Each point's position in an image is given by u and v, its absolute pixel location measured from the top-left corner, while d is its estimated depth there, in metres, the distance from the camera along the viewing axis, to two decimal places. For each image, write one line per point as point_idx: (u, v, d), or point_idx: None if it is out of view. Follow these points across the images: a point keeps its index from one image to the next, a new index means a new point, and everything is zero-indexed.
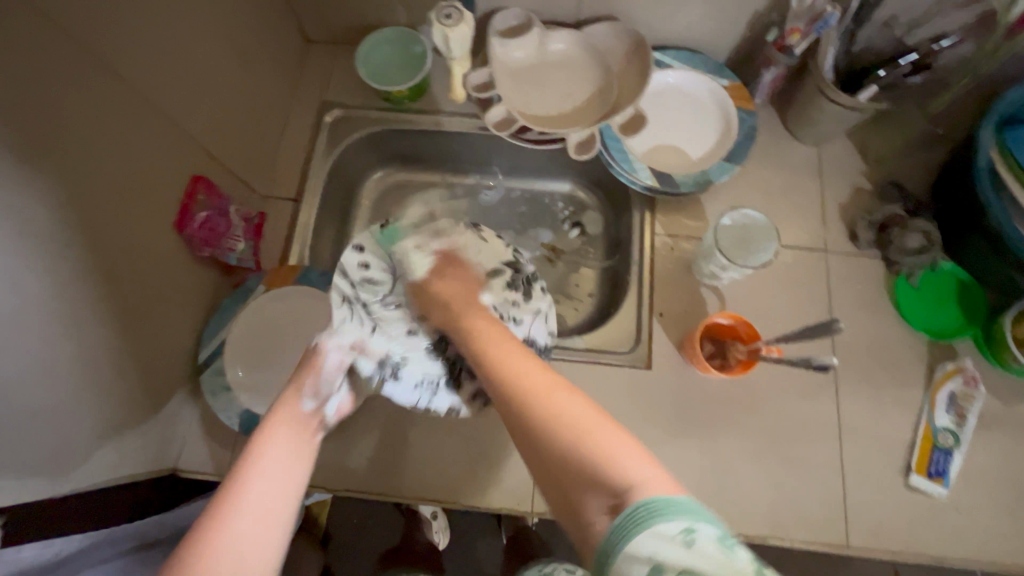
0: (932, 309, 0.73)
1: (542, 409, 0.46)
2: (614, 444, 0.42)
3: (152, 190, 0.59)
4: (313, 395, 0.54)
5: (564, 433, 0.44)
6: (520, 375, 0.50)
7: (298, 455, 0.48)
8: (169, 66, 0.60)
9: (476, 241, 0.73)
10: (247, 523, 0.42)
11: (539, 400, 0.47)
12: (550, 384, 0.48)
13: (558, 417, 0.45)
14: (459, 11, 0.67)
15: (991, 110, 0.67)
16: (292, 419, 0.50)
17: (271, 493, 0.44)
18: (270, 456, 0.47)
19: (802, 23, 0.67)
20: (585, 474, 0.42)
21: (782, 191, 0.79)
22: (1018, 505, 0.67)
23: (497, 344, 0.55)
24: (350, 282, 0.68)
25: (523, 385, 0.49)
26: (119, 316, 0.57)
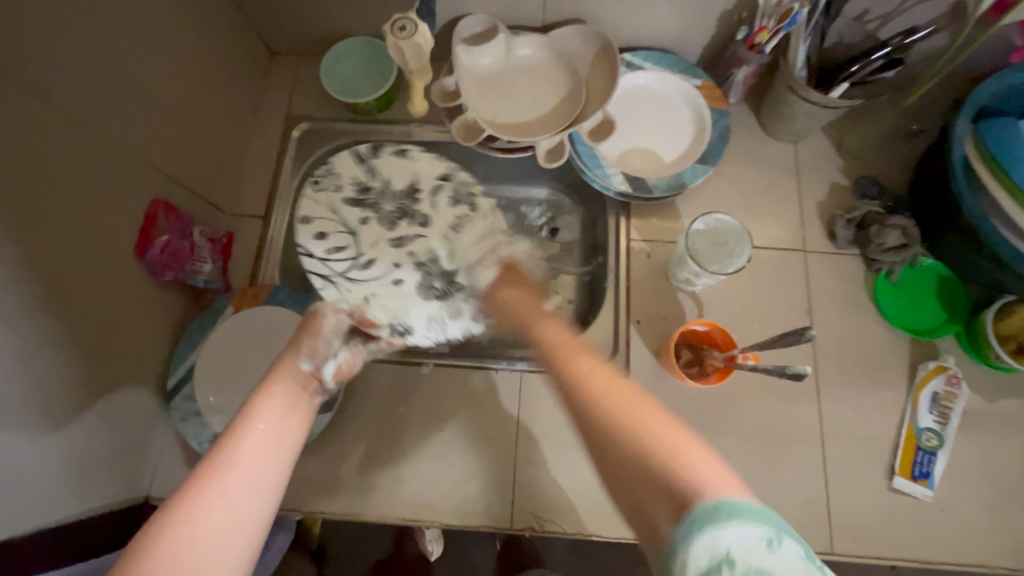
0: (912, 307, 0.72)
1: (614, 428, 0.42)
2: (683, 442, 0.39)
3: (111, 218, 0.58)
4: (309, 356, 0.57)
5: (625, 437, 0.41)
6: (592, 378, 0.48)
7: (289, 415, 0.49)
8: (125, 92, 0.59)
9: (402, 162, 0.79)
10: (240, 479, 0.42)
11: (607, 407, 0.44)
12: (618, 393, 0.46)
13: (631, 416, 0.42)
14: (414, 21, 0.66)
15: (965, 103, 0.66)
16: (287, 381, 0.52)
17: (257, 456, 0.44)
18: (265, 415, 0.48)
19: (771, 22, 0.65)
20: (653, 474, 0.38)
21: (759, 191, 0.78)
22: (1005, 504, 0.66)
23: (577, 349, 0.54)
24: (320, 258, 0.74)
25: (609, 395, 0.45)
26: (77, 349, 0.56)
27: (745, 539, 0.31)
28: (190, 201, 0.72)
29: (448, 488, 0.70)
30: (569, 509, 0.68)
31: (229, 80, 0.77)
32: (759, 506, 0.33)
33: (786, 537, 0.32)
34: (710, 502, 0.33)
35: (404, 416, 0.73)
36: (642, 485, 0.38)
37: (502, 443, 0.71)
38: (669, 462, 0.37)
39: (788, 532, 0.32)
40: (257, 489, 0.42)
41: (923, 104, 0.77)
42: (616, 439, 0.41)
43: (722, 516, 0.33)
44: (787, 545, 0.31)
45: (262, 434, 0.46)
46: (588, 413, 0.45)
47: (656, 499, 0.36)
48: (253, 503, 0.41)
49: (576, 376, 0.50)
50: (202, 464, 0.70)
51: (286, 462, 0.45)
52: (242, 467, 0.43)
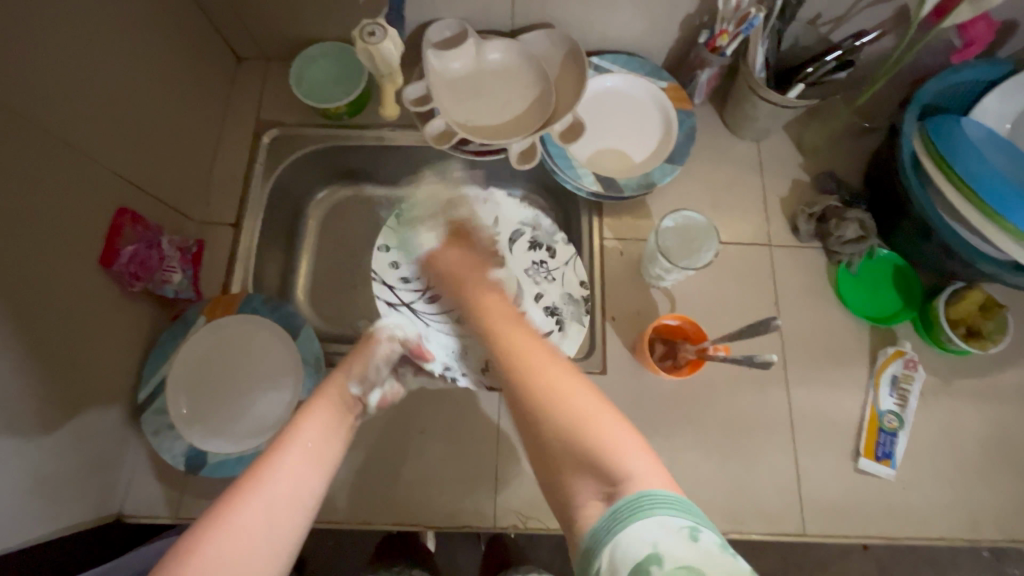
0: (870, 295, 0.76)
1: (554, 418, 0.46)
2: (616, 436, 0.44)
3: (73, 228, 0.56)
4: (358, 381, 0.60)
5: (563, 416, 0.46)
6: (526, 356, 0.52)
7: (333, 430, 0.53)
8: (84, 98, 0.57)
9: (485, 207, 0.82)
10: (281, 490, 0.45)
11: (549, 386, 0.48)
12: (559, 375, 0.50)
13: (565, 403, 0.47)
14: (382, 27, 0.66)
15: (914, 100, 0.70)
16: (333, 400, 0.55)
17: (300, 476, 0.47)
18: (310, 432, 0.51)
19: (731, 25, 0.68)
20: (581, 461, 0.43)
21: (725, 188, 0.80)
22: (959, 478, 0.69)
23: (521, 335, 0.56)
24: (388, 286, 0.78)
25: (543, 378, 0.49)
26: (40, 364, 0.53)
27: (665, 529, 0.36)
28: (157, 210, 0.70)
29: (432, 489, 0.70)
30: (551, 506, 0.69)
31: (195, 87, 0.76)
32: (674, 496, 0.39)
33: (704, 528, 0.36)
34: (634, 494, 0.39)
35: (385, 420, 0.72)
36: (574, 466, 0.44)
37: (484, 443, 0.72)
38: (606, 454, 0.42)
39: (706, 525, 0.37)
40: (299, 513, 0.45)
41: (874, 103, 0.81)
42: (557, 422, 0.46)
43: (643, 508, 0.38)
44: (706, 536, 0.36)
45: (302, 457, 0.49)
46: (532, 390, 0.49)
47: (583, 478, 0.43)
48: (288, 516, 0.44)
49: (518, 355, 0.52)
50: (175, 480, 0.68)
51: (325, 478, 0.49)
52: (286, 486, 0.46)
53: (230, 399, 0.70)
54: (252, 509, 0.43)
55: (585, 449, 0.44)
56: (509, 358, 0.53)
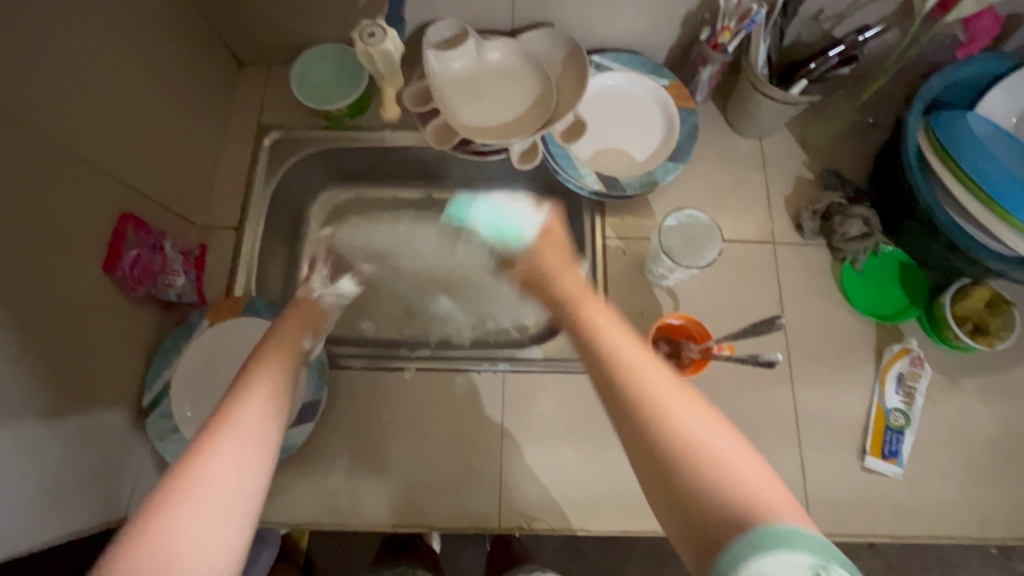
0: (876, 292, 0.75)
1: (672, 423, 0.42)
2: (739, 460, 0.39)
3: (75, 234, 0.56)
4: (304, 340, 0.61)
5: (683, 435, 0.41)
6: (643, 376, 0.46)
7: (277, 402, 0.49)
8: (82, 103, 0.57)
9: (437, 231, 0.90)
10: (239, 447, 0.43)
11: (649, 398, 0.44)
12: (680, 396, 0.44)
13: (678, 419, 0.42)
14: (383, 28, 0.66)
15: (918, 96, 0.69)
16: (272, 367, 0.52)
17: (249, 433, 0.45)
18: (256, 389, 0.49)
19: (732, 22, 0.68)
20: (705, 486, 0.38)
21: (729, 186, 0.80)
22: (966, 477, 0.69)
23: (646, 361, 0.48)
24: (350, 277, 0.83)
25: (661, 395, 0.44)
26: (43, 370, 0.53)
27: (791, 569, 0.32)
28: (159, 215, 0.70)
29: (436, 491, 0.70)
30: (556, 506, 0.69)
31: (196, 92, 0.76)
32: (808, 533, 0.34)
33: (832, 565, 0.32)
34: (755, 527, 0.34)
35: (388, 422, 0.72)
36: (704, 497, 0.37)
37: (487, 444, 0.72)
38: (722, 478, 0.38)
39: (838, 561, 0.32)
40: (239, 498, 0.41)
41: (877, 99, 0.81)
42: (664, 444, 0.41)
43: (766, 541, 0.33)
44: None
45: (251, 414, 0.46)
46: (628, 400, 0.44)
47: (716, 506, 0.37)
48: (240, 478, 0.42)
49: (628, 369, 0.47)
50: None
51: (272, 434, 0.46)
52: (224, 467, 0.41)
53: None
54: (209, 465, 0.41)
55: (699, 472, 0.39)
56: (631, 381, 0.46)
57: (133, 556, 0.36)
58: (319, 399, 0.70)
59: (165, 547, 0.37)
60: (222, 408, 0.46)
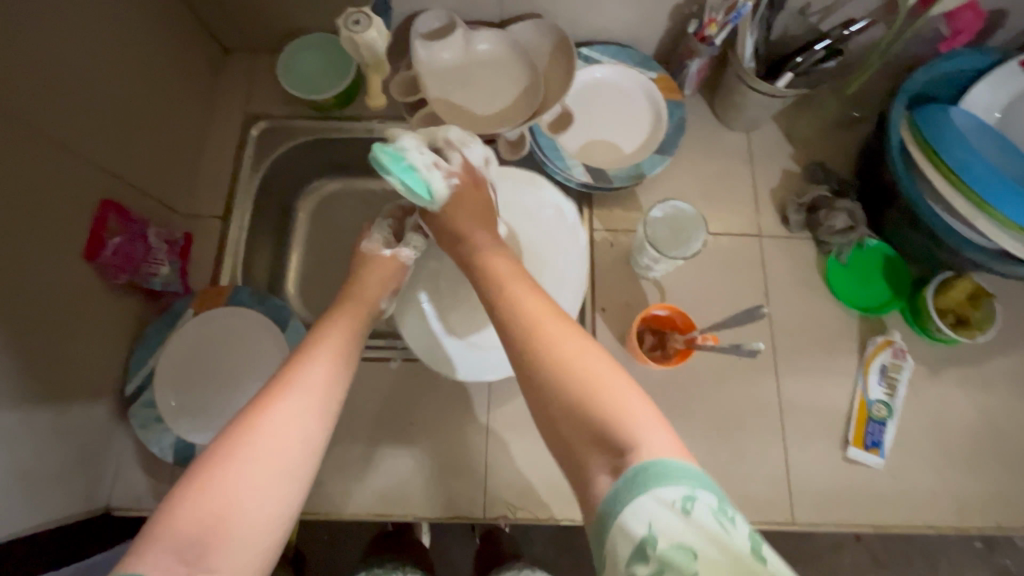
0: (859, 285, 0.76)
1: (552, 365, 0.42)
2: (622, 394, 0.39)
3: (57, 221, 0.56)
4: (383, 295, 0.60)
5: (568, 376, 0.41)
6: (533, 318, 0.45)
7: (345, 358, 0.48)
8: (65, 89, 0.56)
9: None
10: (302, 403, 0.42)
11: (537, 343, 0.43)
12: (567, 337, 0.43)
13: (562, 362, 0.42)
14: (367, 15, 0.66)
15: (902, 90, 0.70)
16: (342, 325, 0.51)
17: (314, 387, 0.44)
18: (323, 347, 0.47)
19: (719, 14, 0.68)
20: (585, 425, 0.39)
21: (715, 179, 0.80)
22: (947, 468, 0.70)
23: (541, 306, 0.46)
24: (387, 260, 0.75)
25: (546, 338, 0.43)
26: (22, 357, 0.53)
27: (662, 504, 0.33)
28: (143, 204, 0.70)
29: (422, 481, 0.70)
30: (541, 496, 0.69)
31: (182, 80, 0.75)
32: (684, 464, 0.35)
33: (699, 495, 0.33)
34: (630, 468, 0.35)
35: (374, 412, 0.72)
36: (579, 437, 0.39)
37: (473, 435, 0.72)
38: (615, 419, 0.38)
39: (706, 489, 0.34)
40: (301, 445, 0.41)
41: (863, 94, 0.81)
42: (554, 392, 0.41)
43: (640, 484, 0.34)
44: (701, 502, 0.33)
45: (320, 369, 0.45)
46: (520, 348, 0.44)
47: (591, 446, 0.38)
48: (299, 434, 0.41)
49: (520, 316, 0.46)
50: (165, 473, 0.69)
51: (339, 394, 0.45)
52: (287, 417, 0.41)
53: (217, 392, 0.69)
54: (268, 420, 0.40)
55: (591, 418, 0.39)
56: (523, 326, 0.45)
57: (198, 503, 0.36)
58: None
59: (227, 488, 0.37)
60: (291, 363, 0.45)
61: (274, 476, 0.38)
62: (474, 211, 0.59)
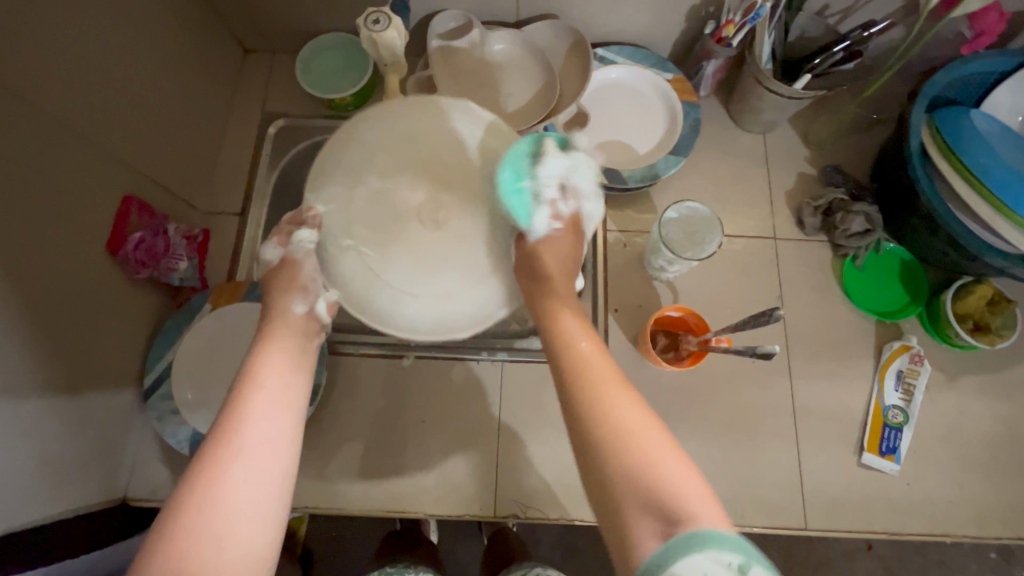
0: (876, 290, 0.75)
1: (609, 427, 0.41)
2: (672, 461, 0.39)
3: (81, 215, 0.57)
4: (302, 296, 0.51)
5: (621, 441, 0.40)
6: (587, 367, 0.45)
7: (297, 371, 0.47)
8: (91, 86, 0.57)
9: None
10: (257, 440, 0.41)
11: (594, 399, 0.42)
12: (620, 395, 0.43)
13: (615, 422, 0.41)
14: (387, 15, 0.66)
15: (922, 92, 0.69)
16: (283, 335, 0.49)
17: (267, 421, 0.42)
18: (270, 373, 0.45)
19: (737, 16, 0.68)
20: (636, 490, 0.38)
21: (730, 181, 0.80)
22: (964, 475, 0.69)
23: (593, 358, 0.46)
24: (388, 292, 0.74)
25: (604, 394, 0.43)
26: (45, 347, 0.54)
27: (718, 565, 0.33)
28: (163, 200, 0.71)
29: (433, 475, 0.70)
30: (552, 496, 0.69)
31: (203, 79, 0.77)
32: (736, 536, 0.35)
33: (757, 564, 0.33)
34: (684, 534, 0.35)
35: (386, 409, 0.73)
36: (630, 500, 0.38)
37: (484, 433, 0.72)
38: (667, 491, 0.37)
39: (761, 560, 0.33)
40: (269, 484, 0.41)
41: (881, 97, 0.80)
42: (615, 470, 0.39)
43: (693, 544, 0.34)
44: (759, 573, 0.32)
45: (268, 400, 0.44)
46: (575, 400, 0.43)
47: (642, 511, 0.37)
48: (268, 473, 0.41)
49: (576, 365, 0.45)
50: (181, 464, 0.70)
51: (296, 419, 0.44)
52: (256, 450, 0.41)
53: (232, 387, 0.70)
54: (230, 464, 0.40)
55: (644, 483, 0.38)
56: (573, 375, 0.44)
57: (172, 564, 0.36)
58: (320, 384, 0.70)
59: (201, 547, 0.37)
60: (232, 398, 0.43)
61: (254, 517, 0.39)
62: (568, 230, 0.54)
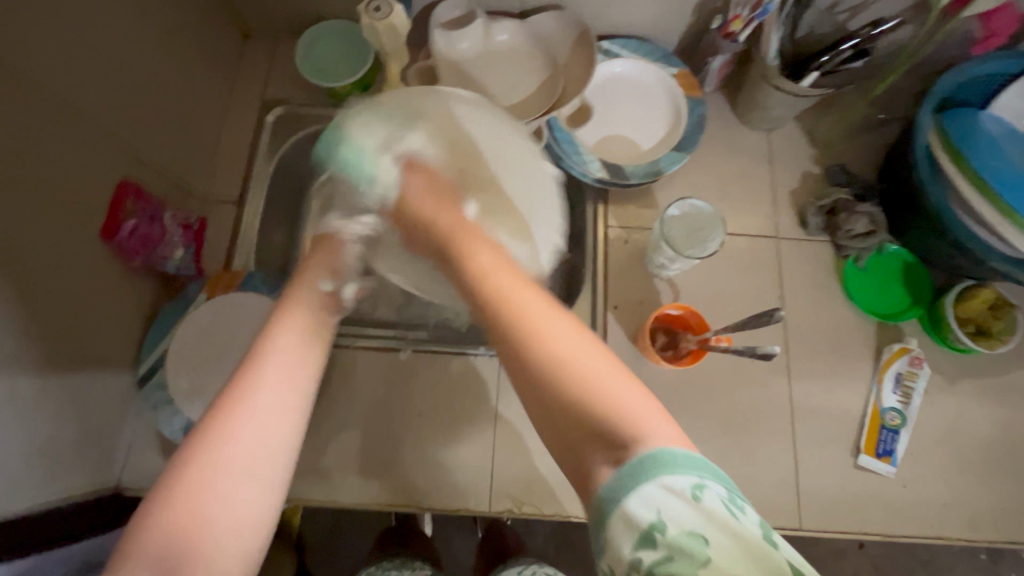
0: (878, 292, 0.75)
1: (547, 358, 0.39)
2: (613, 385, 0.38)
3: (76, 200, 0.56)
4: (330, 275, 0.51)
5: (561, 371, 0.38)
6: (517, 303, 0.42)
7: (312, 343, 0.45)
8: (88, 68, 0.56)
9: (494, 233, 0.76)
10: (265, 404, 0.40)
11: (527, 333, 0.40)
12: (554, 325, 0.41)
13: (552, 353, 0.39)
14: (388, 2, 0.65)
15: (930, 92, 0.68)
16: (303, 304, 0.46)
17: (277, 386, 0.41)
18: (283, 338, 0.44)
19: (745, 10, 0.66)
20: (582, 421, 0.37)
21: (733, 178, 0.79)
22: (960, 478, 0.69)
23: (518, 291, 0.43)
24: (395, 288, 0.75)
25: (537, 328, 0.40)
26: (38, 333, 0.53)
27: (672, 492, 0.33)
28: (160, 186, 0.70)
29: (428, 468, 0.70)
30: (547, 491, 0.69)
31: (201, 64, 0.75)
32: (685, 453, 0.35)
33: (707, 483, 0.33)
34: (638, 455, 0.35)
35: (382, 402, 0.72)
36: (575, 428, 0.37)
37: (481, 427, 0.72)
38: (613, 415, 0.36)
39: (714, 479, 0.34)
40: (275, 449, 0.39)
41: (888, 96, 0.80)
42: (559, 407, 0.38)
43: (644, 473, 0.34)
44: (711, 492, 0.33)
45: (281, 364, 0.42)
46: (508, 338, 0.41)
47: (591, 441, 0.37)
48: (274, 439, 0.39)
49: (503, 302, 0.42)
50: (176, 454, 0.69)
51: (308, 385, 0.43)
52: (263, 413, 0.39)
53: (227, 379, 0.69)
54: (235, 427, 0.39)
55: (586, 412, 0.37)
56: (503, 313, 0.42)
57: (171, 520, 0.36)
58: None
59: (202, 507, 0.36)
60: (248, 360, 0.42)
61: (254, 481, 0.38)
62: (433, 199, 0.53)
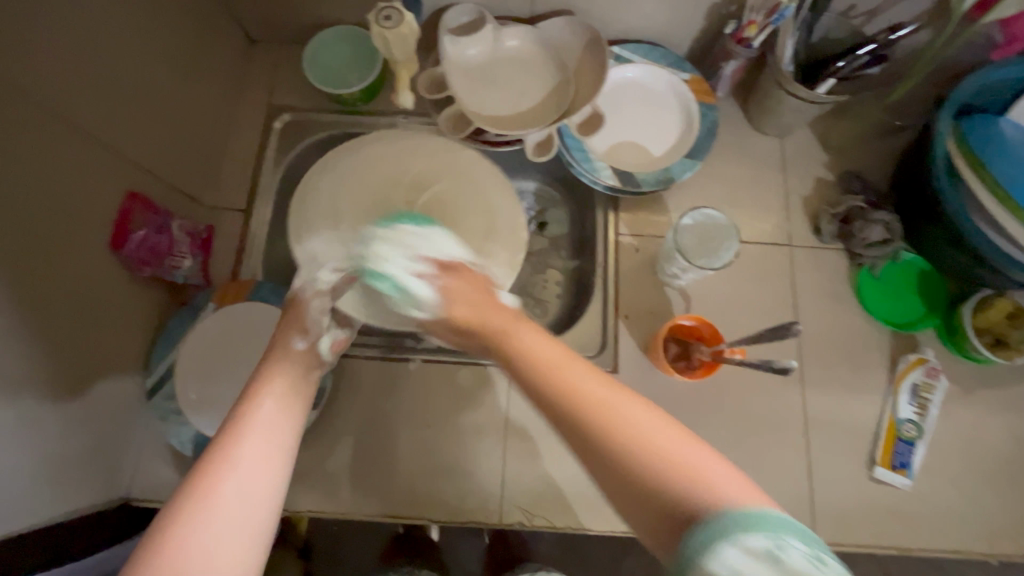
0: (892, 300, 0.74)
1: (609, 430, 0.37)
2: (684, 450, 0.35)
3: (84, 213, 0.56)
4: (302, 334, 0.51)
5: (625, 445, 0.36)
6: (573, 387, 0.40)
7: (296, 396, 0.46)
8: (96, 79, 0.56)
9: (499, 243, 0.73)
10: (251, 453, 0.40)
11: (588, 406, 0.38)
12: (619, 400, 0.38)
13: (620, 425, 0.37)
14: (398, 11, 0.64)
15: (949, 99, 0.67)
16: (285, 364, 0.47)
17: (262, 439, 0.41)
18: (269, 390, 0.45)
19: (759, 15, 0.65)
20: (653, 492, 0.34)
21: (745, 185, 0.78)
22: (977, 491, 0.68)
23: (571, 364, 0.42)
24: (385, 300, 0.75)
25: (599, 405, 0.38)
26: (49, 348, 0.53)
27: (750, 554, 0.29)
28: (168, 196, 0.69)
29: (438, 478, 0.69)
30: (557, 502, 0.68)
31: (208, 72, 0.75)
32: (768, 514, 0.31)
33: (790, 541, 0.29)
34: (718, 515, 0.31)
35: (391, 413, 0.72)
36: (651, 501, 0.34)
37: (490, 438, 0.71)
38: (687, 478, 0.33)
39: (795, 535, 0.30)
40: (259, 498, 0.38)
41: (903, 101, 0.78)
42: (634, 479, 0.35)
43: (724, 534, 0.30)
44: (794, 551, 0.29)
45: (267, 417, 0.42)
46: (568, 419, 0.39)
47: (662, 512, 0.33)
48: (258, 488, 0.38)
49: (556, 385, 0.41)
50: (185, 465, 0.69)
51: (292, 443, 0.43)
52: (251, 459, 0.39)
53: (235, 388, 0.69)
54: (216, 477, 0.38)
55: (656, 476, 0.34)
56: (558, 392, 0.40)
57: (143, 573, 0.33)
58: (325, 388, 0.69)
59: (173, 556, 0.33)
60: (233, 417, 0.42)
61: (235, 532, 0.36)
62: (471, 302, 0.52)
